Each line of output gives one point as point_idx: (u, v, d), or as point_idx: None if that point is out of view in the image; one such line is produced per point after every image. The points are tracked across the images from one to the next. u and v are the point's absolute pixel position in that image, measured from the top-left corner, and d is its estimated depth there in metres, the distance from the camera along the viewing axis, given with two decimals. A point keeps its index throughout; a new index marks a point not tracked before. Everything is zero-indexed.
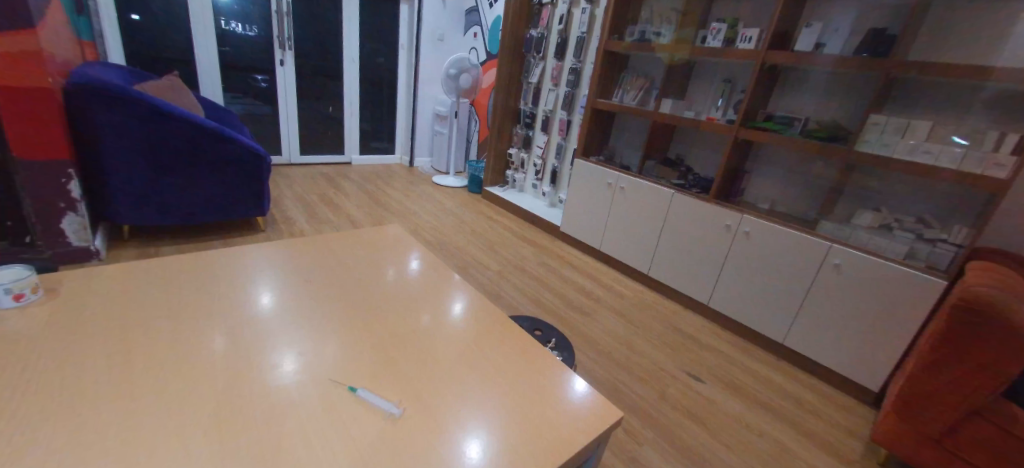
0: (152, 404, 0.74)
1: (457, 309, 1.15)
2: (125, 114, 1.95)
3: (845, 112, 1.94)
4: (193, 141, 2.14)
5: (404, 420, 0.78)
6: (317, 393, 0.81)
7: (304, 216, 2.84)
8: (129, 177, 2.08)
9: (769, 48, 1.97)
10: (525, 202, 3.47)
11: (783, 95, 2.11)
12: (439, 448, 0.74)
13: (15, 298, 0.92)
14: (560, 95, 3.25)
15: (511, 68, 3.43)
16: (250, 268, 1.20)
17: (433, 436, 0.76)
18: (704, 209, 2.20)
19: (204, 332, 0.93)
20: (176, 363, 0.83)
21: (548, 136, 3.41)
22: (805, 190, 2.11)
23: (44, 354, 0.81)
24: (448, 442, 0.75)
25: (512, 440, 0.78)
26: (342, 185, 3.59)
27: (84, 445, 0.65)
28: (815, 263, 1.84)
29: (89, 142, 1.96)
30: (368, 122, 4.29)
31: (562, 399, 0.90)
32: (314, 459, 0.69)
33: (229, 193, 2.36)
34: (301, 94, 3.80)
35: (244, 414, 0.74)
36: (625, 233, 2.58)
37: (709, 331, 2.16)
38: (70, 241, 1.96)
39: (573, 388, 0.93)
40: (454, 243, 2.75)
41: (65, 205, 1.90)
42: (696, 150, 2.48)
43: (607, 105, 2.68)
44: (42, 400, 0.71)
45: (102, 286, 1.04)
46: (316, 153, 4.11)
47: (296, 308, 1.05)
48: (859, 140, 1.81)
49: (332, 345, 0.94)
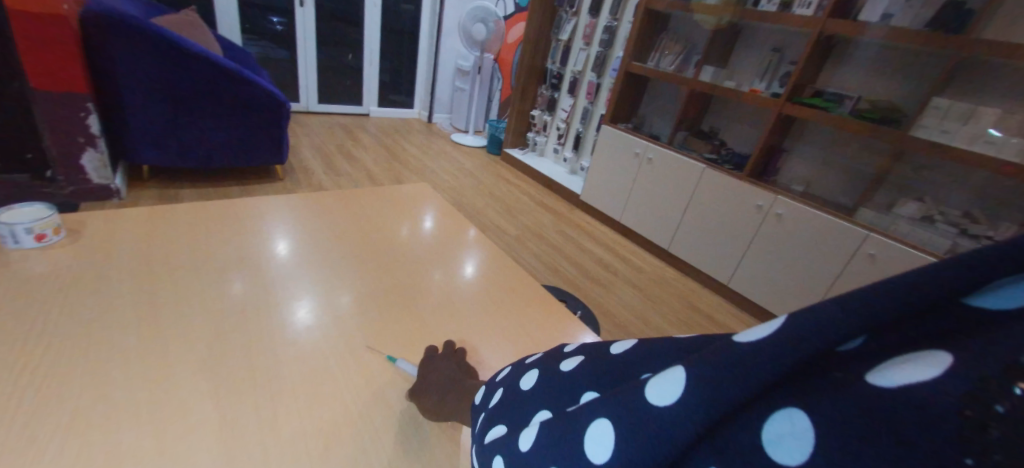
0: (176, 358, 0.71)
1: (472, 271, 1.11)
2: (143, 49, 1.87)
3: (902, 93, 1.79)
4: (213, 81, 2.07)
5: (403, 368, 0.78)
6: (350, 358, 0.78)
7: (322, 167, 2.81)
8: (149, 115, 2.04)
9: (829, 16, 1.82)
10: (544, 167, 3.38)
11: (836, 69, 1.95)
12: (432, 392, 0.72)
13: (37, 238, 0.88)
14: (591, 55, 3.08)
15: (541, 22, 3.23)
16: (266, 220, 1.15)
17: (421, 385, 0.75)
18: (735, 186, 2.10)
19: (228, 284, 0.89)
20: (203, 314, 0.80)
21: (574, 99, 3.27)
22: (845, 175, 1.99)
23: (65, 298, 0.78)
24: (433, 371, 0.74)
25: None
26: (359, 137, 3.52)
27: (102, 387, 0.64)
28: (848, 252, 1.78)
29: (106, 76, 1.90)
30: (387, 73, 4.15)
31: None
32: (350, 430, 0.66)
33: (249, 137, 2.32)
34: (320, 39, 3.66)
35: (260, 360, 0.73)
36: (649, 206, 2.50)
37: (727, 311, 2.12)
38: (91, 179, 1.95)
39: None
40: (471, 204, 2.71)
41: (85, 141, 1.88)
42: (732, 122, 2.35)
43: (641, 69, 2.53)
44: (68, 346, 0.69)
45: (125, 229, 1.01)
46: (334, 102, 4.01)
47: (314, 265, 1.01)
48: (915, 124, 1.70)
49: (355, 305, 0.91)
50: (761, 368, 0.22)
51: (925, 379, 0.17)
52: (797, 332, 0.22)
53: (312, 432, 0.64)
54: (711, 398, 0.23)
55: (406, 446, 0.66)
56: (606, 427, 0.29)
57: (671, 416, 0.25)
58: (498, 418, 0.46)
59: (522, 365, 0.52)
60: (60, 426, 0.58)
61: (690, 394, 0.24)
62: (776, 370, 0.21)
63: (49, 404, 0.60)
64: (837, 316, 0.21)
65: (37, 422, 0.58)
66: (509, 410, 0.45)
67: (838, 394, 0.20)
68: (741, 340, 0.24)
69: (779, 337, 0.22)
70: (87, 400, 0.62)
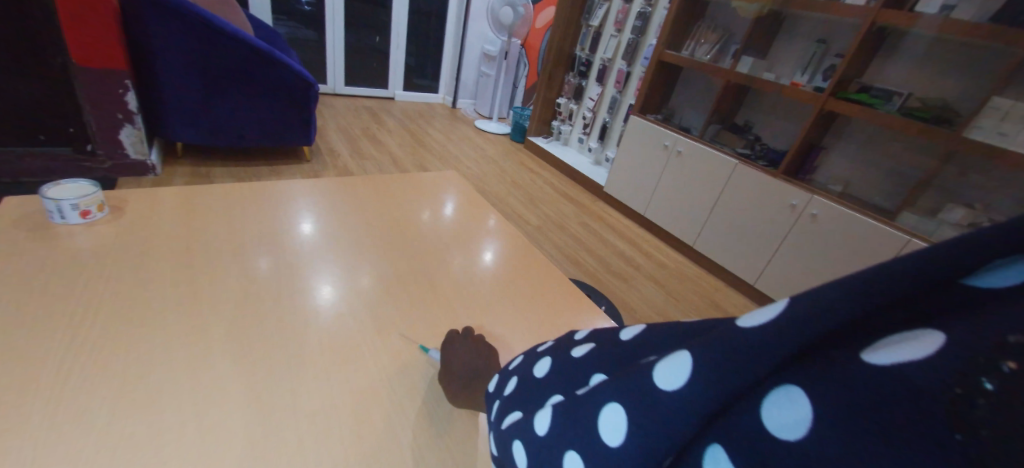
0: (210, 334, 0.71)
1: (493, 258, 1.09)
2: (178, 26, 1.89)
3: (958, 91, 1.69)
4: (244, 60, 2.09)
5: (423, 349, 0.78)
6: (378, 342, 0.77)
7: (348, 149, 2.83)
8: (183, 92, 2.07)
9: (883, 6, 1.71)
10: (568, 157, 3.33)
11: (885, 63, 1.85)
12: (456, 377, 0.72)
13: (82, 214, 0.90)
14: (622, 42, 2.99)
15: (572, 7, 3.14)
16: (294, 200, 1.15)
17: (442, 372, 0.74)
18: (770, 183, 2.03)
19: (258, 264, 0.89)
20: (235, 292, 0.81)
21: (602, 87, 3.19)
22: (888, 175, 1.89)
23: (107, 270, 0.80)
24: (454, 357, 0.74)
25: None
26: (384, 120, 3.53)
27: (136, 358, 0.65)
28: (888, 256, 1.70)
29: (142, 53, 1.94)
30: (412, 56, 4.13)
31: None
32: (381, 416, 0.65)
33: (278, 118, 2.34)
34: (348, 20, 3.65)
35: (285, 341, 0.73)
36: (676, 201, 2.44)
37: (752, 312, 2.07)
38: (128, 154, 2.01)
39: None
40: (494, 192, 2.70)
41: (123, 117, 1.93)
42: (768, 117, 2.25)
43: (675, 58, 2.45)
44: (112, 315, 0.70)
45: (162, 205, 1.02)
46: (360, 85, 4.03)
47: (341, 248, 1.00)
48: (972, 125, 1.59)
49: (381, 290, 0.90)
50: (766, 352, 0.21)
51: (918, 358, 0.17)
52: (798, 314, 0.21)
53: (344, 413, 0.64)
54: (713, 382, 0.23)
55: (435, 433, 0.65)
56: (616, 413, 0.28)
57: (679, 399, 0.24)
58: (508, 407, 0.45)
59: (534, 352, 0.51)
60: (106, 395, 0.58)
61: (696, 375, 0.23)
62: (778, 354, 0.21)
63: (81, 372, 0.60)
64: (838, 296, 0.20)
65: (69, 389, 0.58)
66: (521, 397, 0.44)
67: (827, 376, 0.19)
68: (747, 322, 0.23)
69: (782, 320, 0.21)
70: (116, 369, 0.62)
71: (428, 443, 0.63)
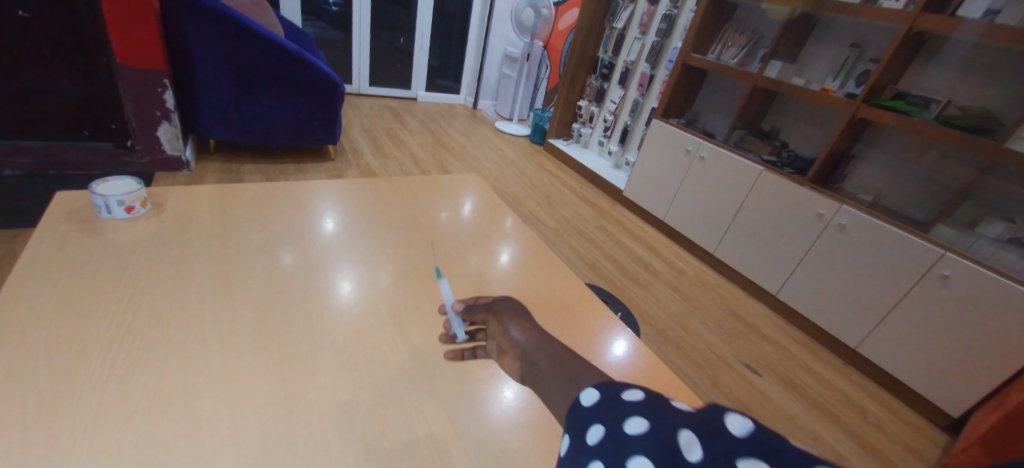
0: (238, 324, 0.74)
1: (514, 260, 1.10)
2: (215, 27, 1.96)
3: (1001, 100, 1.61)
4: (275, 61, 2.15)
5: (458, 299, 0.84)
6: (397, 338, 0.79)
7: (370, 149, 2.88)
8: (217, 91, 2.15)
9: (922, 10, 1.65)
10: (588, 160, 3.31)
11: (923, 70, 1.78)
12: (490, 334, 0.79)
13: (127, 210, 0.94)
14: (646, 45, 2.96)
15: (596, 9, 3.13)
16: (319, 199, 1.19)
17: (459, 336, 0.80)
18: (795, 191, 1.98)
19: (283, 258, 0.92)
20: (262, 285, 0.84)
21: (624, 90, 3.17)
22: (922, 186, 1.83)
23: (146, 262, 0.84)
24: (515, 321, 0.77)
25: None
26: (406, 120, 3.59)
27: (173, 344, 0.68)
28: (921, 269, 1.63)
29: (181, 53, 2.02)
30: (436, 57, 4.18)
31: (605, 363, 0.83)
32: (397, 410, 0.66)
33: (305, 117, 2.40)
34: (374, 21, 3.72)
35: (308, 334, 0.75)
36: (697, 206, 2.40)
37: (774, 323, 2.02)
38: (165, 150, 2.10)
39: (616, 350, 0.87)
40: (512, 194, 2.71)
41: (161, 114, 2.01)
42: (796, 123, 2.20)
43: (700, 62, 2.41)
44: (150, 305, 0.74)
45: (197, 202, 1.06)
46: (384, 85, 4.10)
47: (362, 244, 1.03)
48: (1014, 136, 1.53)
49: (400, 287, 0.92)
50: None
51: None
52: None
53: (363, 407, 0.65)
54: None
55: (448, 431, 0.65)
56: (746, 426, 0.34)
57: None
58: (610, 461, 0.37)
59: (663, 403, 0.41)
60: (146, 379, 0.62)
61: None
62: None
63: (124, 357, 0.64)
64: None
65: (113, 374, 0.61)
66: (645, 457, 0.35)
67: None
68: None
69: None
70: (155, 356, 0.65)
71: (441, 442, 0.63)
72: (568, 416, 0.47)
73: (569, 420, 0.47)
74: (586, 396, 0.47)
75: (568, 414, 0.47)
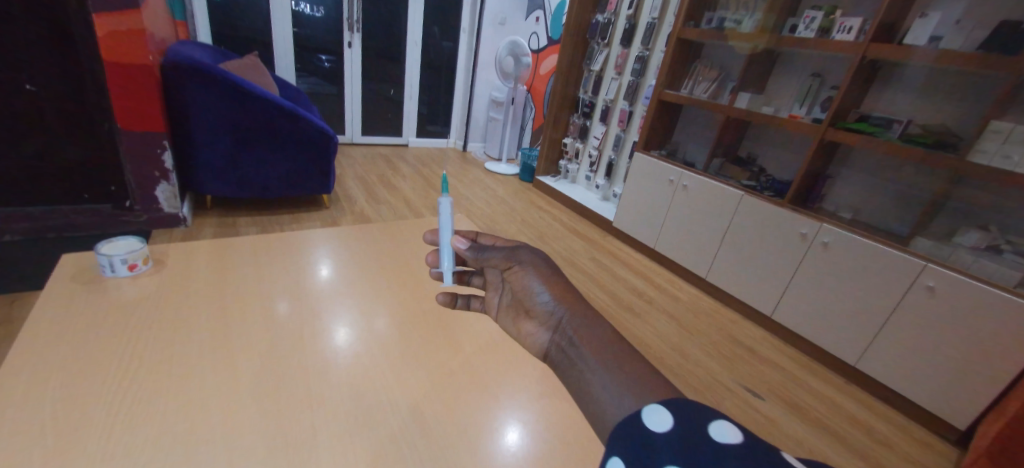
0: (235, 372, 0.76)
1: None
2: (213, 91, 2.08)
3: (957, 117, 1.71)
4: (270, 119, 2.25)
5: (458, 233, 0.72)
6: (389, 378, 0.81)
7: (363, 195, 2.95)
8: (214, 150, 2.23)
9: (871, 40, 1.78)
10: (576, 194, 3.40)
11: (881, 93, 1.89)
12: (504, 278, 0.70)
13: (129, 268, 0.97)
14: (623, 84, 3.12)
15: (573, 54, 3.31)
16: (311, 246, 1.22)
17: (448, 275, 0.74)
18: (777, 213, 2.05)
19: (276, 306, 0.95)
20: (258, 333, 0.86)
21: (606, 127, 3.30)
22: (896, 201, 1.89)
23: (146, 318, 0.86)
24: (537, 275, 0.66)
25: (560, 438, 0.75)
26: (398, 166, 3.69)
27: (173, 395, 0.69)
28: (905, 282, 1.67)
29: (180, 117, 2.12)
30: (425, 105, 4.36)
31: None
32: (392, 451, 0.67)
33: (299, 170, 2.48)
34: (365, 75, 3.91)
35: (303, 381, 0.77)
36: (684, 233, 2.46)
37: (771, 345, 2.03)
38: (162, 208, 2.15)
39: None
40: (504, 231, 2.76)
41: (160, 175, 2.07)
42: (771, 149, 2.30)
43: (674, 97, 2.55)
44: (149, 358, 0.75)
45: (195, 257, 1.09)
46: (376, 134, 4.24)
47: (353, 287, 1.06)
48: (974, 149, 1.61)
49: (391, 326, 0.95)
50: None
51: None
52: None
53: (359, 449, 0.67)
54: None
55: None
56: None
57: None
58: None
59: (768, 454, 0.37)
60: (147, 432, 0.63)
61: None
62: None
63: (123, 411, 0.65)
64: None
65: (114, 428, 0.62)
66: None
67: None
68: None
69: None
70: (155, 409, 0.66)
71: None
72: (621, 423, 0.44)
73: (622, 426, 0.43)
74: (654, 415, 0.43)
75: (622, 421, 0.44)
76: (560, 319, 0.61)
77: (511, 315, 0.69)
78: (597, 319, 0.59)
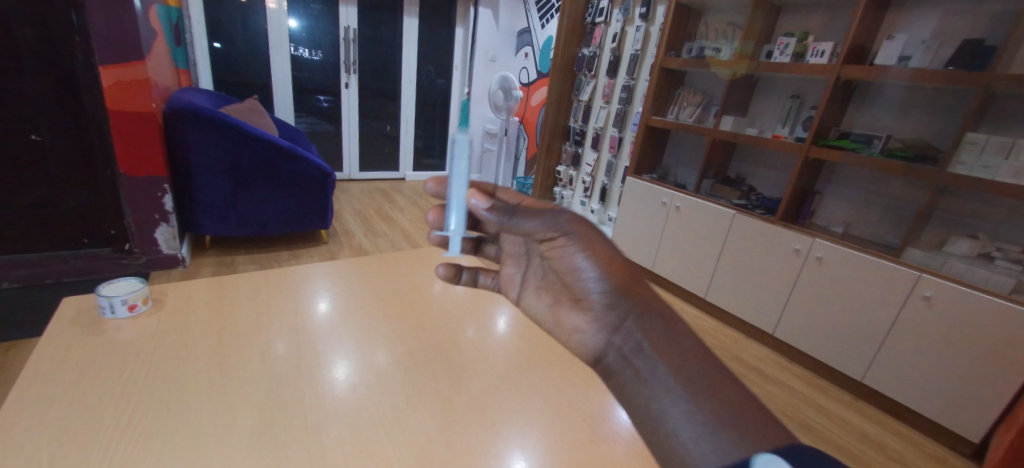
0: (233, 409, 0.76)
1: (502, 324, 1.13)
2: (213, 134, 2.14)
3: (934, 131, 1.77)
4: (269, 160, 2.31)
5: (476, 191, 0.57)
6: (386, 410, 0.81)
7: (362, 229, 2.99)
8: (214, 191, 2.27)
9: (844, 61, 1.85)
10: None
11: (860, 111, 1.96)
12: (539, 249, 0.60)
13: (129, 308, 0.98)
14: (611, 112, 3.22)
15: (562, 85, 3.43)
16: (307, 281, 1.24)
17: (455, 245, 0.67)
18: (769, 230, 2.07)
19: (273, 342, 0.95)
20: (255, 368, 0.86)
21: (598, 153, 3.38)
22: (885, 214, 1.92)
23: (144, 357, 0.86)
24: (586, 257, 0.56)
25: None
26: (396, 199, 3.75)
27: (169, 435, 0.69)
28: (902, 293, 1.67)
29: (181, 160, 2.17)
30: (421, 140, 4.47)
31: (606, 427, 0.84)
32: None
33: (298, 207, 2.52)
34: (362, 113, 4.03)
35: (304, 417, 0.76)
36: (681, 254, 2.48)
37: (776, 363, 2.01)
38: (161, 249, 2.16)
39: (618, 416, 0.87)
40: None
41: (159, 217, 2.10)
42: (759, 168, 2.35)
43: (661, 122, 2.62)
44: (147, 398, 0.76)
45: (193, 296, 1.10)
46: (373, 169, 4.32)
47: (348, 321, 1.07)
48: (954, 160, 1.65)
49: (387, 357, 0.95)
50: None
51: None
52: None
53: None
54: None
55: None
56: None
57: None
58: None
59: None
60: None
61: None
62: None
63: (120, 452, 0.65)
64: None
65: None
66: None
67: None
68: None
69: None
70: (153, 449, 0.66)
71: None
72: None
73: None
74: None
75: None
76: (623, 317, 0.54)
77: (546, 293, 0.63)
78: (670, 321, 0.55)
